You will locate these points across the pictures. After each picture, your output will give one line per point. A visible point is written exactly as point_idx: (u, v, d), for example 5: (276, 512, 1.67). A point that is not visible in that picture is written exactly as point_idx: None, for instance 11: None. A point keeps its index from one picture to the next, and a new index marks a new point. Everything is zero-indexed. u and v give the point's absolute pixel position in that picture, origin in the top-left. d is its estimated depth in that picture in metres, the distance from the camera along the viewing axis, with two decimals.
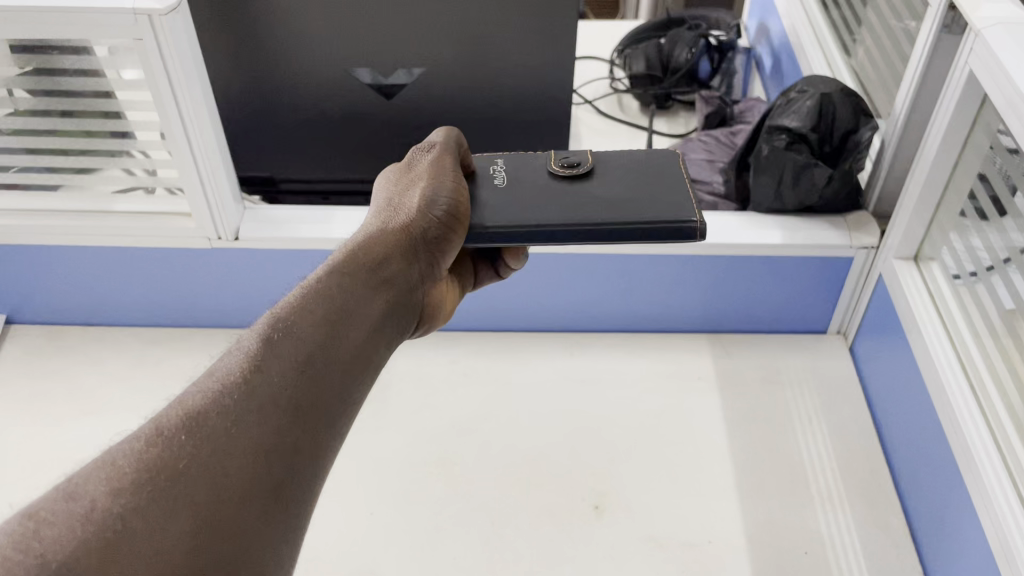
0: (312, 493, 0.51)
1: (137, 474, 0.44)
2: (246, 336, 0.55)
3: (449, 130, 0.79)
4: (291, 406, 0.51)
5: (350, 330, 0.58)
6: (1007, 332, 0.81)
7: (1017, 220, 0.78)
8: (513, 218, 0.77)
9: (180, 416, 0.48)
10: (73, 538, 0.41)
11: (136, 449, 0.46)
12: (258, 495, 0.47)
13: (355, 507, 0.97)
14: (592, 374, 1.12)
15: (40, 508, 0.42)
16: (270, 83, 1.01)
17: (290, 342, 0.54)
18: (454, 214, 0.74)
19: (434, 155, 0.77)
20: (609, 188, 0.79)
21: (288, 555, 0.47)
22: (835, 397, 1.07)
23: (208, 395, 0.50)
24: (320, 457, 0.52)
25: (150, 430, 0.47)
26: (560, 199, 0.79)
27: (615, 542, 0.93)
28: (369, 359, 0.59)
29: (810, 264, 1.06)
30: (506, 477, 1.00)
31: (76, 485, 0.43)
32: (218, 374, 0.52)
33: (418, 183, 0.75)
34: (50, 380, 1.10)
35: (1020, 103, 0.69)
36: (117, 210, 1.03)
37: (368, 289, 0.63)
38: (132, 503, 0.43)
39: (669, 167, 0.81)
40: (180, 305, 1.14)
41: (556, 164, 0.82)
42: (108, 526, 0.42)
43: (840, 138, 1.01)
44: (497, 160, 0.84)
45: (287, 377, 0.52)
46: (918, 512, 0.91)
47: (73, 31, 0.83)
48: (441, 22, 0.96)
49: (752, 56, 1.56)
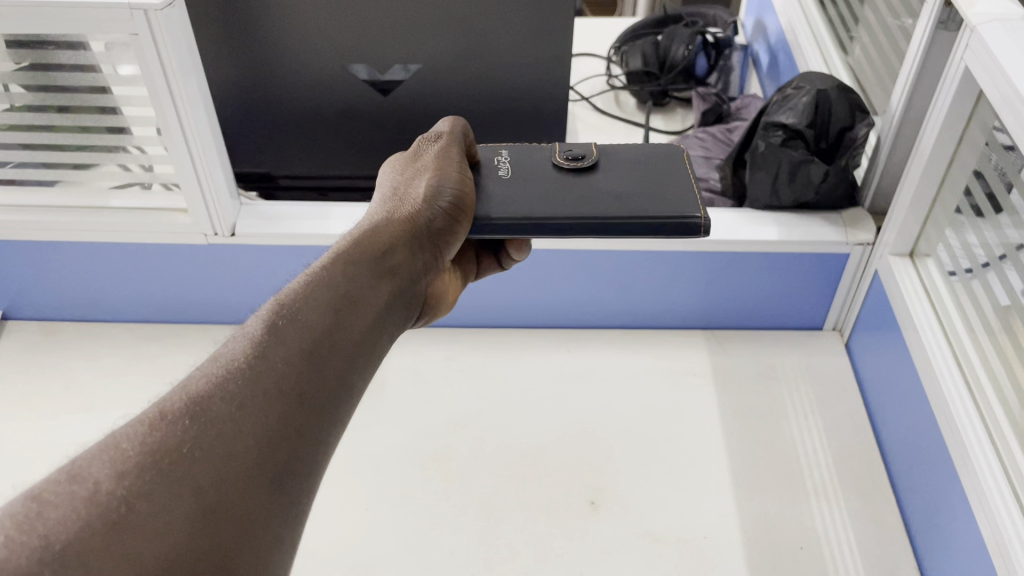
0: (314, 479, 0.51)
1: (141, 457, 0.44)
2: (251, 322, 0.55)
3: (456, 120, 0.80)
4: (295, 391, 0.52)
5: (354, 317, 0.58)
6: (1002, 329, 0.81)
7: (1013, 216, 0.78)
8: (516, 210, 0.77)
9: (184, 401, 0.48)
10: (77, 519, 0.41)
11: (140, 433, 0.46)
12: (262, 480, 0.47)
13: (351, 503, 0.97)
14: (589, 370, 1.12)
15: (44, 489, 0.42)
16: (267, 79, 1.01)
17: (295, 329, 0.55)
18: (458, 206, 0.74)
19: (439, 146, 0.77)
20: (614, 181, 0.80)
21: (290, 540, 0.47)
22: (831, 393, 1.07)
23: (212, 380, 0.50)
24: (323, 443, 0.52)
25: (154, 415, 0.47)
26: (564, 191, 0.79)
27: (611, 538, 0.93)
28: (373, 347, 0.59)
29: (807, 261, 1.06)
30: (502, 473, 1.00)
31: (80, 467, 0.43)
32: (223, 360, 0.52)
33: (423, 173, 0.75)
34: (45, 376, 1.10)
35: (1015, 100, 0.70)
36: (114, 206, 1.03)
37: (373, 277, 0.63)
38: (136, 486, 0.43)
39: (674, 160, 0.83)
40: (176, 301, 1.14)
41: (561, 157, 0.83)
42: (112, 508, 0.42)
43: (836, 134, 1.01)
44: (501, 151, 0.85)
45: (292, 363, 0.53)
46: (913, 507, 0.92)
47: (70, 26, 0.83)
48: (439, 18, 0.96)
49: (750, 54, 1.56)
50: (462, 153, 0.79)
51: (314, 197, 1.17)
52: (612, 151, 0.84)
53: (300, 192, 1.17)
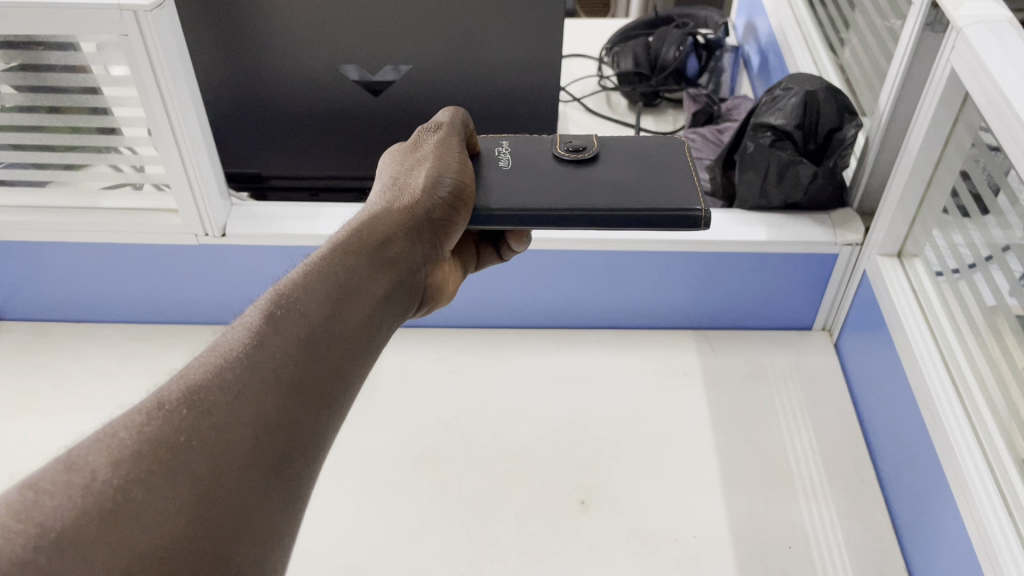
0: (310, 470, 0.51)
1: (138, 446, 0.45)
2: (249, 312, 0.56)
3: (457, 110, 0.81)
4: (292, 381, 0.52)
5: (352, 307, 0.59)
6: (989, 329, 0.82)
7: (999, 218, 0.78)
8: (517, 200, 0.77)
9: (181, 390, 0.49)
10: (73, 508, 0.41)
11: (137, 422, 0.46)
12: (257, 470, 0.47)
13: (342, 503, 0.97)
14: (580, 370, 1.12)
15: (40, 478, 0.42)
16: (257, 80, 1.01)
17: (293, 319, 0.55)
18: (458, 196, 0.74)
19: (439, 136, 0.78)
20: (615, 173, 0.80)
21: (284, 530, 0.48)
22: (820, 393, 1.08)
23: (210, 369, 0.50)
24: (319, 435, 0.52)
25: (151, 404, 0.47)
26: (564, 183, 0.80)
27: (600, 538, 0.93)
28: (371, 337, 0.59)
29: (795, 262, 1.06)
30: (492, 473, 1.00)
31: (77, 457, 0.44)
32: (221, 349, 0.52)
33: (423, 164, 0.75)
34: (36, 376, 1.10)
35: (1001, 103, 0.70)
36: (104, 207, 1.03)
37: (372, 268, 0.63)
38: (132, 475, 0.43)
39: (675, 153, 0.83)
40: (167, 302, 1.14)
41: (561, 149, 0.83)
42: (108, 497, 0.42)
43: (824, 136, 1.02)
44: (502, 141, 0.86)
45: (289, 353, 0.53)
46: (901, 507, 0.92)
47: (61, 26, 0.83)
48: (429, 20, 0.96)
49: (741, 55, 1.57)
50: (461, 143, 0.79)
51: (305, 197, 1.17)
52: (613, 143, 0.84)
53: (290, 193, 1.17)
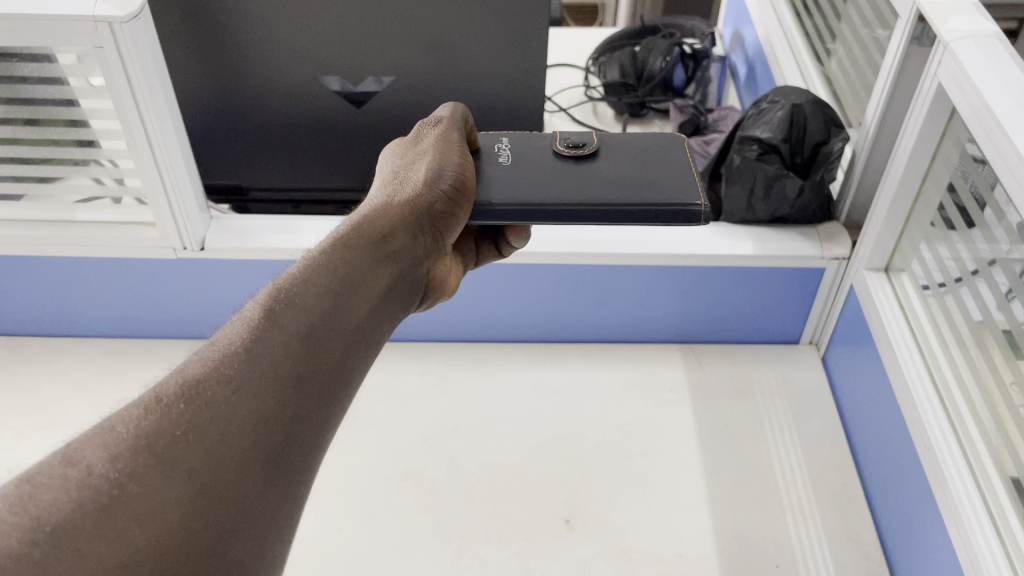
0: (309, 468, 0.50)
1: (136, 439, 0.44)
2: (251, 306, 0.55)
3: (455, 106, 0.79)
4: (291, 375, 0.51)
5: (353, 300, 0.58)
6: (976, 346, 0.81)
7: (984, 232, 0.77)
8: (517, 196, 0.76)
9: (179, 384, 0.48)
10: (70, 501, 0.41)
11: (135, 416, 0.46)
12: (257, 463, 0.47)
13: (323, 523, 0.95)
14: (565, 385, 1.11)
15: (37, 472, 0.42)
16: (239, 92, 1.00)
17: (293, 313, 0.54)
18: (460, 190, 0.73)
19: (440, 129, 0.76)
20: (616, 167, 0.79)
21: (285, 524, 0.47)
22: (807, 408, 1.07)
23: (209, 364, 0.50)
24: (319, 432, 0.51)
25: (150, 398, 0.47)
26: (565, 178, 0.79)
27: (583, 558, 0.92)
28: (372, 330, 0.58)
29: (782, 275, 1.05)
30: (475, 492, 0.98)
31: (74, 451, 0.43)
32: (219, 344, 0.52)
33: (425, 157, 0.74)
34: (10, 393, 1.08)
35: (991, 121, 0.69)
36: (80, 220, 1.01)
37: (373, 260, 0.62)
38: (129, 469, 0.43)
39: (675, 149, 0.81)
40: (146, 318, 1.13)
41: (561, 145, 0.82)
42: (104, 491, 0.42)
43: (811, 150, 1.01)
44: (502, 138, 0.84)
45: (290, 348, 0.52)
46: (890, 527, 0.91)
47: (35, 38, 0.81)
48: (410, 32, 0.95)
49: (728, 65, 1.56)
50: (462, 138, 0.77)
51: (288, 209, 1.16)
52: (613, 139, 0.83)
53: (272, 206, 1.16)
